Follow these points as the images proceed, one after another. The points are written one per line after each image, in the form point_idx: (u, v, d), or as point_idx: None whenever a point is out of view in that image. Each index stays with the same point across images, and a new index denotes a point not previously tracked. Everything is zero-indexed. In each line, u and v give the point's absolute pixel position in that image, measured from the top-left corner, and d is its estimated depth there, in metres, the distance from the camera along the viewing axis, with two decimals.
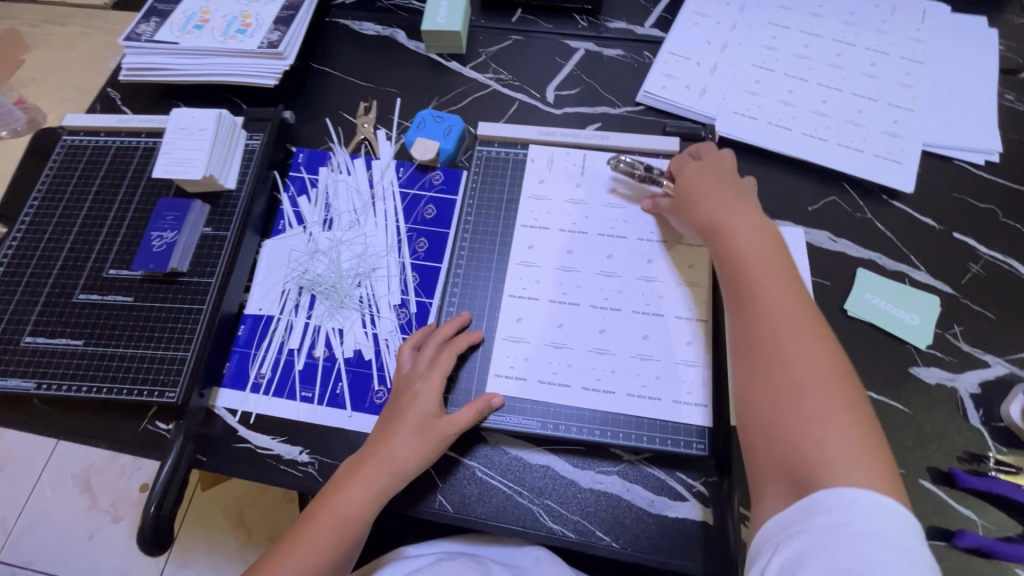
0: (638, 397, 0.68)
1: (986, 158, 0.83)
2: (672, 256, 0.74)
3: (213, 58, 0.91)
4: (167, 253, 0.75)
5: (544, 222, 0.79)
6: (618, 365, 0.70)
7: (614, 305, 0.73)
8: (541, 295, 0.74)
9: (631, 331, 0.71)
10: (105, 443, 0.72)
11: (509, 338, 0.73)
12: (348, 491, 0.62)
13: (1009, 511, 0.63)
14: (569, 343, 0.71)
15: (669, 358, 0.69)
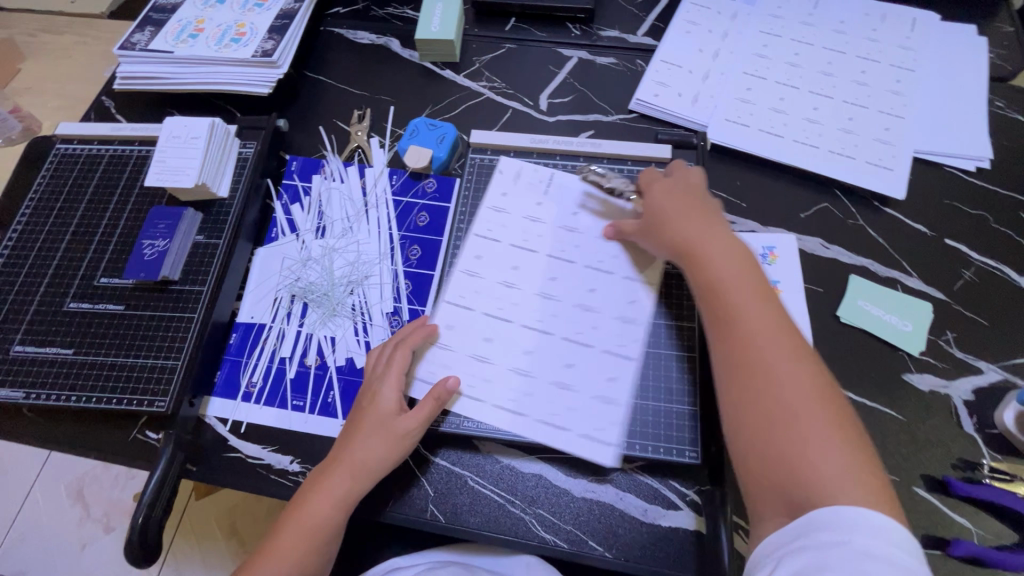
0: (548, 423, 0.66)
1: (978, 165, 0.84)
2: (618, 287, 0.72)
3: (208, 67, 0.91)
4: (159, 261, 0.75)
5: (496, 234, 0.77)
6: (540, 391, 0.67)
7: (548, 328, 0.70)
8: (477, 307, 0.72)
9: (559, 358, 0.69)
10: (94, 453, 0.71)
11: (474, 357, 0.69)
12: (314, 500, 0.62)
13: (1005, 519, 0.63)
14: (498, 358, 0.69)
15: (590, 392, 0.67)
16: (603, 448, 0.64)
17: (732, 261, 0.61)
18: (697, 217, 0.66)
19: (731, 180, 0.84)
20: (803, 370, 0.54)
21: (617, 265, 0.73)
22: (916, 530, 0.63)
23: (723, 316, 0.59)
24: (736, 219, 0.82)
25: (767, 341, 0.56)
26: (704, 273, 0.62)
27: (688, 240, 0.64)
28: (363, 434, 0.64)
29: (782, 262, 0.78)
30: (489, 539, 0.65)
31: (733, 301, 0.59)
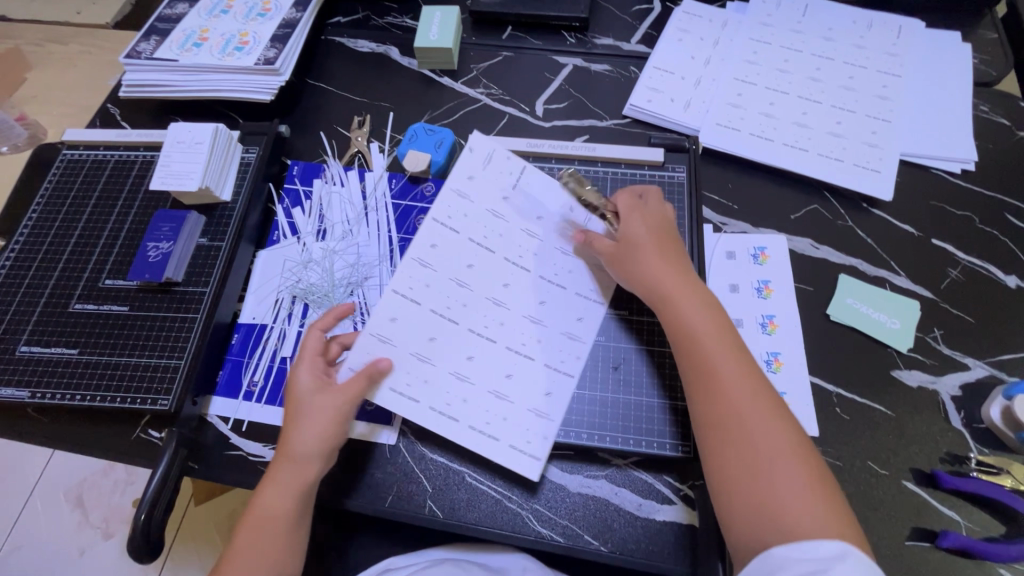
0: (475, 428, 0.67)
1: (963, 167, 0.86)
2: (567, 303, 0.72)
3: (211, 75, 0.94)
4: (163, 263, 0.77)
5: (457, 226, 0.74)
6: (473, 399, 0.68)
7: (490, 335, 0.70)
8: (426, 302, 0.71)
9: (497, 367, 0.69)
10: (98, 451, 0.73)
11: (416, 356, 0.69)
12: (270, 496, 0.62)
13: (992, 511, 0.64)
14: (436, 355, 0.69)
15: (524, 406, 0.68)
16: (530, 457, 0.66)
17: (701, 308, 0.63)
18: (667, 260, 0.67)
19: (722, 183, 0.86)
20: (772, 415, 0.57)
21: (571, 280, 0.73)
22: (905, 523, 0.64)
23: (696, 365, 0.61)
24: (727, 221, 0.84)
25: (737, 389, 0.58)
26: (675, 321, 0.63)
27: (661, 286, 0.65)
28: (297, 423, 0.64)
29: (772, 262, 0.80)
30: (486, 534, 0.66)
31: (706, 351, 0.61)
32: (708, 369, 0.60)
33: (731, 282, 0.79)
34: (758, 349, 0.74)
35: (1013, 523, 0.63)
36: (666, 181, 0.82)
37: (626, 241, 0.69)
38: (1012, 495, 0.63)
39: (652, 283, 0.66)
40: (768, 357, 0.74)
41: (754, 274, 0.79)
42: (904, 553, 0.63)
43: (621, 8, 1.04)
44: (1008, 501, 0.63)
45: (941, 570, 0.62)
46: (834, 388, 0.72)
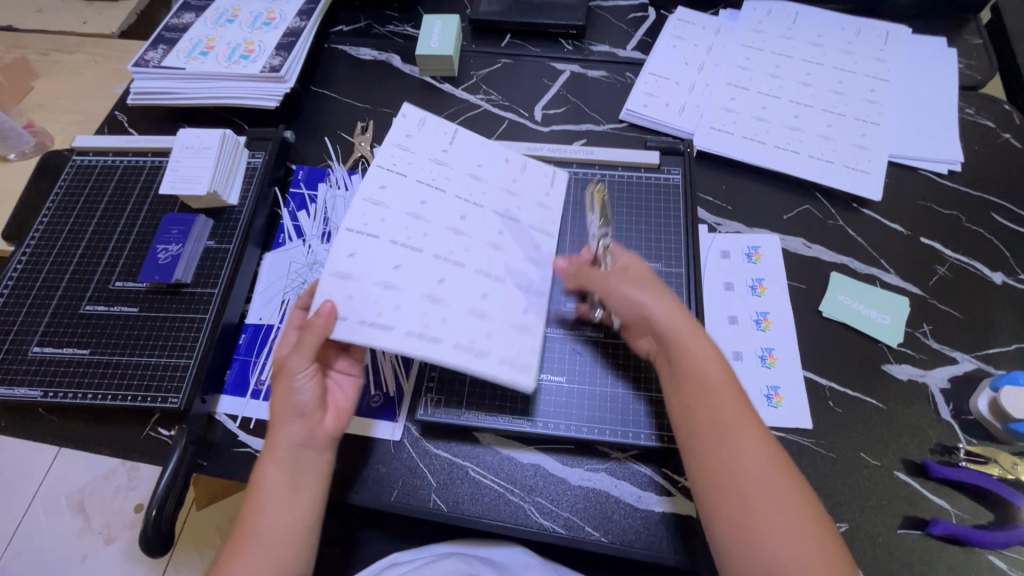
0: (461, 347, 0.62)
1: (949, 168, 0.88)
2: (522, 235, 0.73)
3: (218, 82, 0.96)
4: (172, 265, 0.79)
5: (403, 169, 0.71)
6: (451, 319, 0.64)
7: (458, 263, 0.68)
8: (383, 236, 0.66)
9: (469, 289, 0.66)
10: (108, 449, 0.74)
11: (383, 286, 0.64)
12: (260, 478, 0.61)
13: (981, 500, 0.66)
14: (402, 286, 0.64)
15: (505, 321, 0.65)
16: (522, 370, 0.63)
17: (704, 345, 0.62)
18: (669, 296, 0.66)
19: (717, 185, 0.89)
20: (770, 457, 0.56)
21: (522, 215, 0.75)
22: (896, 512, 0.66)
23: (698, 402, 0.60)
24: (722, 221, 0.86)
25: (736, 431, 0.58)
26: (678, 358, 0.62)
27: (665, 321, 0.63)
28: (282, 390, 0.64)
29: (766, 261, 0.82)
30: (489, 526, 0.68)
31: (708, 390, 0.60)
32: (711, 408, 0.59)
33: (726, 280, 0.81)
34: (753, 344, 0.77)
35: (1002, 511, 0.65)
36: (662, 183, 0.85)
37: (627, 272, 0.68)
38: (1000, 484, 0.65)
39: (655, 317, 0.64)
40: (763, 353, 0.76)
41: (748, 272, 0.82)
42: (895, 541, 0.64)
43: (616, 16, 1.07)
44: (996, 489, 0.65)
45: (931, 557, 0.63)
46: (827, 382, 0.74)
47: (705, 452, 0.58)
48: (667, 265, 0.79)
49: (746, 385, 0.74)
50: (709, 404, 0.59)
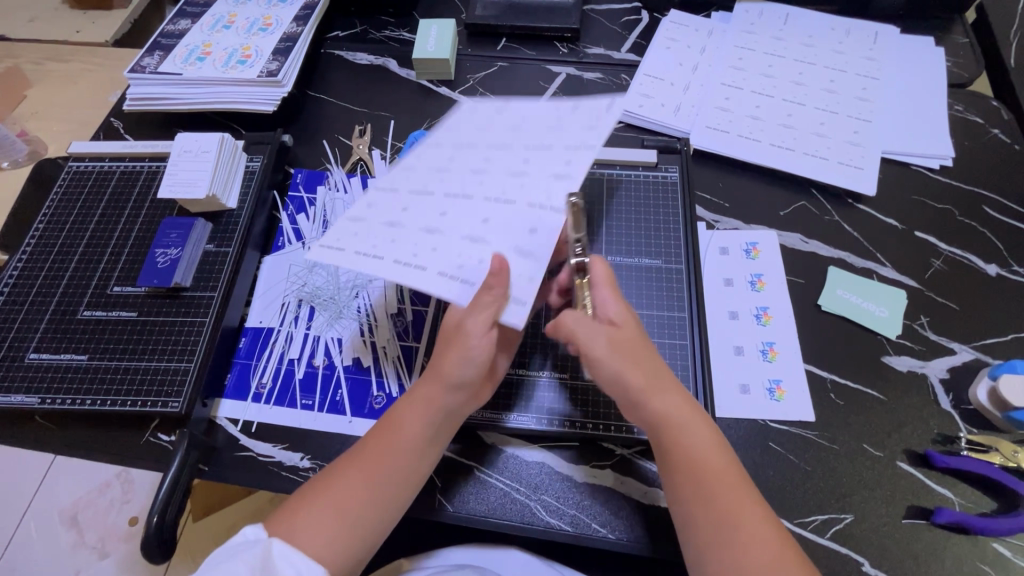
0: (499, 251, 0.63)
1: (941, 163, 0.90)
2: (552, 155, 0.65)
3: (216, 87, 0.96)
4: (171, 269, 0.78)
5: (439, 132, 0.73)
6: (484, 236, 0.64)
7: (467, 191, 0.67)
8: (403, 186, 0.70)
9: (484, 206, 0.66)
10: (107, 456, 0.73)
11: (387, 223, 0.67)
12: (405, 415, 0.63)
13: (984, 488, 0.67)
14: (420, 237, 0.65)
15: (525, 206, 0.64)
16: (535, 265, 0.61)
17: (698, 422, 0.61)
18: (662, 373, 0.63)
19: (713, 183, 0.90)
20: (773, 536, 0.55)
21: (558, 139, 0.67)
22: (899, 502, 0.66)
23: (697, 489, 0.58)
24: (720, 218, 0.87)
25: (737, 513, 0.56)
26: (676, 441, 0.60)
27: (662, 408, 0.60)
28: (456, 353, 0.62)
29: (765, 256, 0.83)
30: (496, 526, 0.67)
31: (706, 475, 0.58)
32: (708, 491, 0.57)
33: (726, 276, 0.82)
34: (754, 339, 0.77)
35: (1005, 498, 0.66)
36: (660, 181, 0.85)
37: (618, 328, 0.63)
38: (1002, 472, 0.66)
39: (650, 395, 0.60)
40: (763, 347, 0.76)
41: (747, 268, 0.82)
42: (899, 531, 0.65)
43: (611, 20, 1.08)
44: (1000, 477, 0.65)
45: (935, 545, 0.64)
46: (827, 374, 0.74)
47: (708, 539, 0.56)
48: (666, 262, 0.79)
49: (749, 379, 0.74)
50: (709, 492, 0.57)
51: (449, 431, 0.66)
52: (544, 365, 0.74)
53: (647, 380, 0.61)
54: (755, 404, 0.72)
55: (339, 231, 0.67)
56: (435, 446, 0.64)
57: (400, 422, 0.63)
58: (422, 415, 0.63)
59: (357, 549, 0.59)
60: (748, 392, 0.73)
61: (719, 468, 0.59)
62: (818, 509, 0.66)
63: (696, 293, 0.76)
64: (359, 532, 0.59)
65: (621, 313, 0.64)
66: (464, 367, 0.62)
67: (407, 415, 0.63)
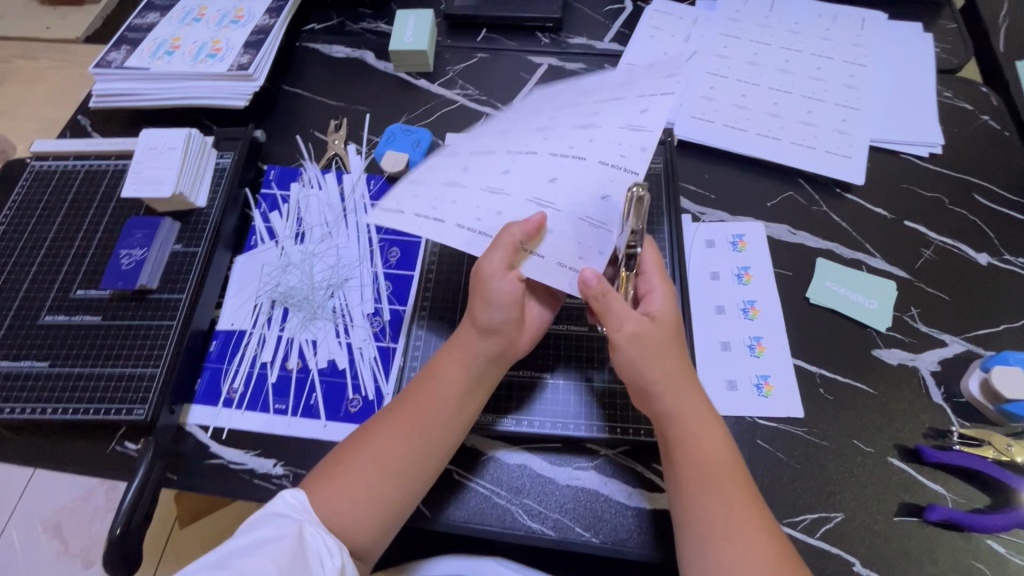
0: (569, 221, 0.63)
1: (931, 151, 0.88)
2: (625, 106, 0.64)
3: (185, 82, 0.93)
4: (136, 270, 0.75)
5: (498, 85, 0.70)
6: (549, 199, 0.63)
7: (526, 141, 0.65)
8: (462, 149, 0.67)
9: (550, 161, 0.63)
10: (71, 466, 0.70)
11: (448, 183, 0.65)
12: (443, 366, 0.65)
13: (977, 483, 0.65)
14: (482, 196, 0.64)
15: (596, 163, 0.62)
16: (606, 236, 0.63)
17: (707, 417, 0.60)
18: (684, 366, 0.62)
19: (698, 174, 0.88)
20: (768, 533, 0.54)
21: (629, 90, 0.65)
22: (891, 499, 0.64)
23: (702, 482, 0.56)
24: (706, 210, 0.85)
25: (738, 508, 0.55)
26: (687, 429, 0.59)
27: (678, 401, 0.60)
28: (480, 297, 0.63)
29: (751, 248, 0.81)
30: (477, 532, 0.65)
31: (713, 471, 0.57)
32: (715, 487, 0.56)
33: (712, 269, 0.80)
34: (741, 334, 0.75)
35: (999, 493, 0.64)
36: (644, 173, 0.83)
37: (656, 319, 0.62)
38: (995, 466, 0.64)
39: (669, 386, 0.60)
40: (751, 342, 0.74)
41: (733, 261, 0.80)
42: (892, 529, 0.63)
43: (593, 9, 1.06)
44: (993, 472, 0.63)
45: (928, 543, 0.62)
46: (816, 368, 0.72)
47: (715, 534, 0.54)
48: None
49: (736, 374, 0.72)
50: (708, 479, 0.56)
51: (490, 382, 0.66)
52: (525, 365, 0.72)
53: (669, 371, 0.60)
54: (743, 400, 0.70)
55: (396, 189, 0.65)
56: (477, 400, 0.65)
57: (441, 377, 0.64)
58: (461, 368, 0.64)
59: (399, 504, 0.59)
60: (735, 389, 0.71)
61: (727, 467, 0.57)
62: (808, 509, 0.64)
63: (680, 286, 0.74)
64: (393, 479, 0.59)
65: (658, 304, 0.64)
66: (492, 311, 0.63)
67: (445, 367, 0.64)
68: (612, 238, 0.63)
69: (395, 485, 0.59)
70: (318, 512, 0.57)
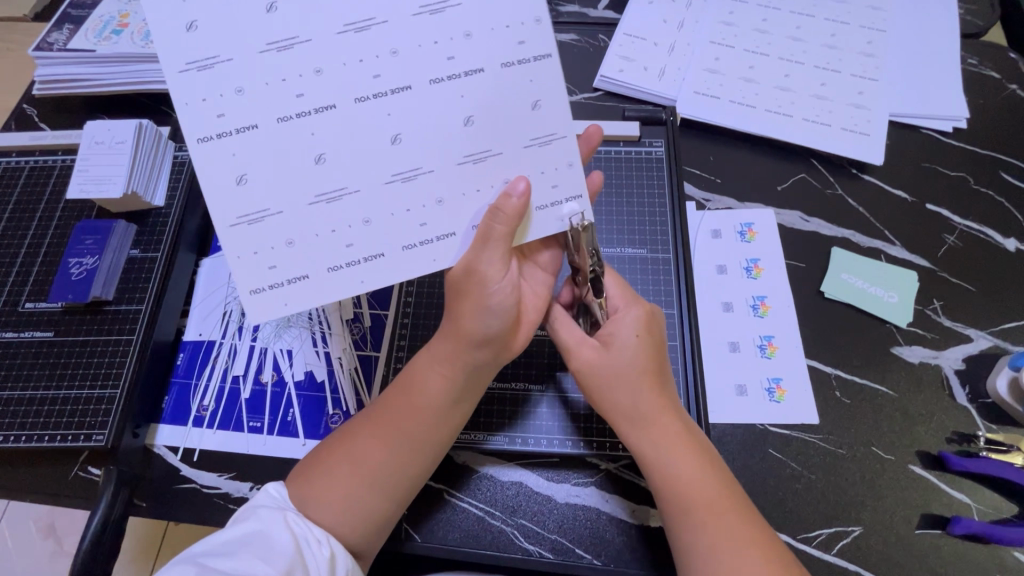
0: (517, 157, 0.50)
1: (955, 126, 0.81)
2: None
3: (139, 67, 0.84)
4: (89, 281, 0.68)
5: None
6: (477, 144, 0.49)
7: (377, 77, 0.47)
8: (263, 117, 0.46)
9: (438, 93, 0.47)
10: (32, 495, 0.65)
11: (325, 197, 0.48)
12: (422, 365, 0.57)
13: (1004, 491, 0.61)
14: (389, 192, 0.49)
15: (496, 66, 0.48)
16: (564, 147, 0.50)
17: (684, 446, 0.54)
18: (655, 392, 0.55)
19: (702, 156, 0.80)
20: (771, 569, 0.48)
21: None
22: (913, 510, 0.60)
23: (682, 520, 0.52)
24: (711, 196, 0.78)
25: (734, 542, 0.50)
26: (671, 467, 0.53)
27: (656, 433, 0.54)
28: (473, 305, 0.53)
29: (761, 239, 0.74)
30: (471, 556, 0.60)
31: (705, 503, 0.51)
32: (699, 525, 0.51)
33: (719, 263, 0.74)
34: (751, 333, 0.69)
35: None
36: (644, 156, 0.76)
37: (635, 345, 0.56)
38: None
39: (629, 420, 0.55)
40: (762, 342, 0.69)
41: (742, 252, 0.74)
42: (914, 542, 0.59)
43: None
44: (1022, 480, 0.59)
45: (955, 557, 0.58)
46: (832, 369, 0.67)
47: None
48: (653, 251, 0.71)
49: (746, 378, 0.67)
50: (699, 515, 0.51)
51: (482, 384, 0.58)
52: (517, 377, 0.67)
53: (626, 405, 0.55)
54: (753, 407, 0.65)
55: (253, 252, 0.48)
56: (468, 402, 0.58)
57: (422, 386, 0.56)
58: (450, 377, 0.55)
59: (386, 508, 0.55)
60: (745, 394, 0.66)
61: (707, 501, 0.52)
62: (824, 522, 0.60)
63: (687, 283, 0.68)
64: (378, 485, 0.54)
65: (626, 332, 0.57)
66: (481, 312, 0.53)
67: (424, 366, 0.56)
68: (570, 144, 0.51)
69: (389, 497, 0.55)
70: (300, 509, 0.53)
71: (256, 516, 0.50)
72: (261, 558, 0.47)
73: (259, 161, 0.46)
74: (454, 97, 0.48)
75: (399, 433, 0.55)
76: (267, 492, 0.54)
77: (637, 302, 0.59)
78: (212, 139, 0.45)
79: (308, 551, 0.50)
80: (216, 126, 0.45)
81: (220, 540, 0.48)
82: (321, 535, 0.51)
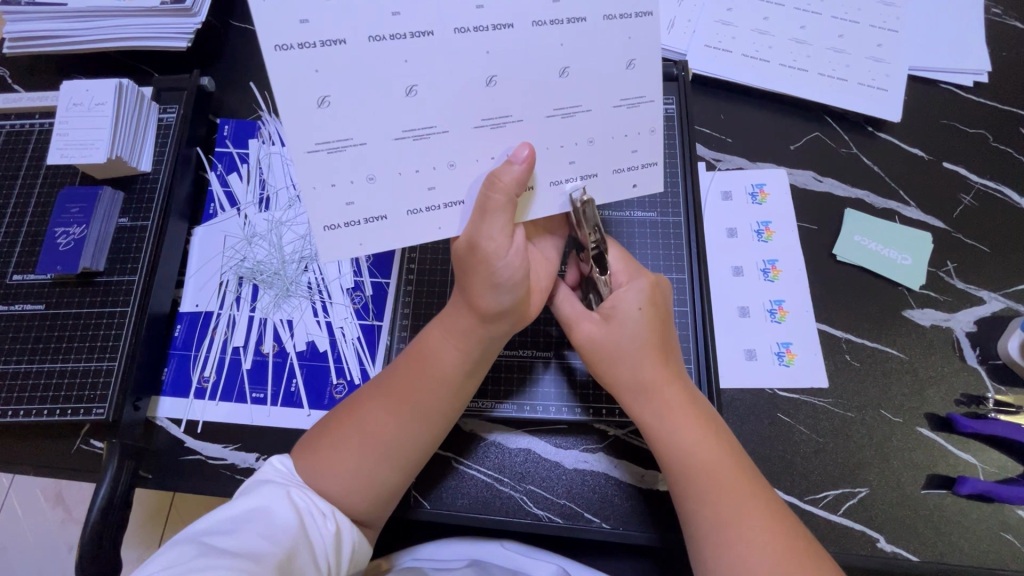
0: (605, 114, 0.47)
1: (975, 80, 0.77)
2: None
3: (108, 21, 0.76)
4: (77, 251, 0.66)
5: None
6: (569, 98, 0.46)
7: (480, 7, 0.42)
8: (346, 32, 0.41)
9: (540, 37, 0.44)
10: (36, 469, 0.65)
11: (407, 133, 0.44)
12: (431, 338, 0.55)
13: (1010, 451, 0.61)
14: (478, 137, 0.46)
15: (601, 20, 0.44)
16: (651, 111, 0.48)
17: (688, 415, 0.53)
18: (658, 363, 0.54)
19: (712, 114, 0.77)
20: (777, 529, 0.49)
21: None
22: (921, 470, 0.61)
23: (686, 489, 0.51)
24: (722, 156, 0.75)
25: (736, 502, 0.50)
26: (673, 434, 0.53)
27: (658, 405, 0.54)
28: (482, 281, 0.49)
29: (773, 200, 0.72)
30: (480, 522, 0.61)
31: (707, 466, 0.51)
32: (703, 493, 0.51)
33: (729, 226, 0.72)
34: (761, 297, 0.68)
35: None
36: None
37: (641, 312, 0.54)
38: None
39: (631, 392, 0.54)
40: (771, 306, 0.68)
41: (753, 215, 0.72)
42: (921, 501, 0.59)
43: None
44: None
45: (959, 516, 0.59)
46: (843, 334, 0.66)
47: (699, 548, 0.50)
48: (663, 214, 0.69)
49: (756, 343, 0.66)
50: (698, 476, 0.51)
51: (493, 357, 0.57)
52: (525, 345, 0.65)
53: (628, 378, 0.54)
54: (763, 371, 0.65)
55: (328, 185, 0.45)
56: (482, 370, 0.57)
57: (434, 358, 0.54)
58: (463, 349, 0.54)
59: (398, 480, 0.54)
60: (755, 359, 0.65)
61: (711, 462, 0.51)
62: (832, 484, 0.60)
63: (699, 246, 0.67)
64: (389, 458, 0.53)
65: (632, 301, 0.54)
66: (487, 291, 0.50)
67: (433, 341, 0.55)
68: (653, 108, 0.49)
69: (400, 468, 0.54)
70: (308, 481, 0.52)
71: (258, 492, 0.50)
72: (265, 535, 0.46)
73: (315, 92, 0.42)
74: (555, 45, 0.44)
75: (409, 404, 0.54)
76: (270, 466, 0.53)
77: (641, 273, 0.56)
78: (293, 49, 0.40)
79: (313, 525, 0.49)
80: (297, 34, 0.40)
81: (222, 518, 0.48)
82: (327, 508, 0.51)
